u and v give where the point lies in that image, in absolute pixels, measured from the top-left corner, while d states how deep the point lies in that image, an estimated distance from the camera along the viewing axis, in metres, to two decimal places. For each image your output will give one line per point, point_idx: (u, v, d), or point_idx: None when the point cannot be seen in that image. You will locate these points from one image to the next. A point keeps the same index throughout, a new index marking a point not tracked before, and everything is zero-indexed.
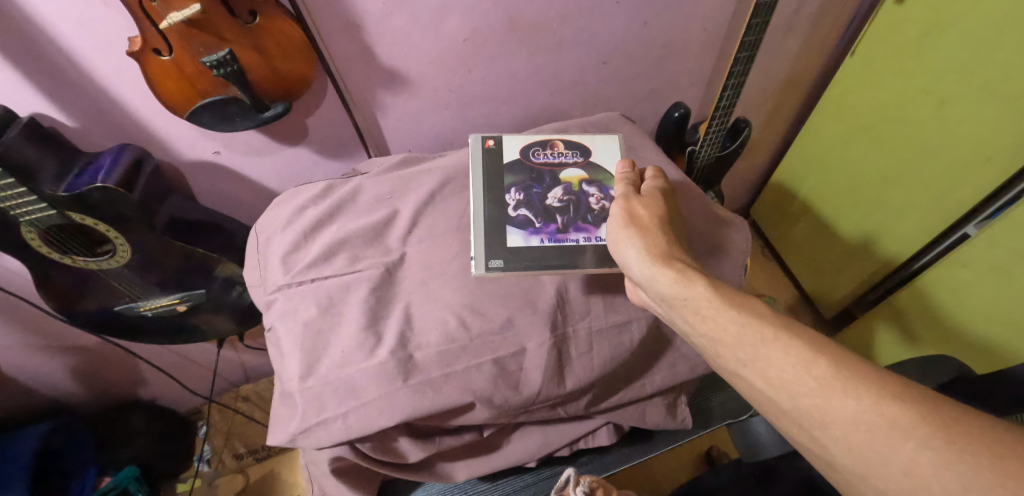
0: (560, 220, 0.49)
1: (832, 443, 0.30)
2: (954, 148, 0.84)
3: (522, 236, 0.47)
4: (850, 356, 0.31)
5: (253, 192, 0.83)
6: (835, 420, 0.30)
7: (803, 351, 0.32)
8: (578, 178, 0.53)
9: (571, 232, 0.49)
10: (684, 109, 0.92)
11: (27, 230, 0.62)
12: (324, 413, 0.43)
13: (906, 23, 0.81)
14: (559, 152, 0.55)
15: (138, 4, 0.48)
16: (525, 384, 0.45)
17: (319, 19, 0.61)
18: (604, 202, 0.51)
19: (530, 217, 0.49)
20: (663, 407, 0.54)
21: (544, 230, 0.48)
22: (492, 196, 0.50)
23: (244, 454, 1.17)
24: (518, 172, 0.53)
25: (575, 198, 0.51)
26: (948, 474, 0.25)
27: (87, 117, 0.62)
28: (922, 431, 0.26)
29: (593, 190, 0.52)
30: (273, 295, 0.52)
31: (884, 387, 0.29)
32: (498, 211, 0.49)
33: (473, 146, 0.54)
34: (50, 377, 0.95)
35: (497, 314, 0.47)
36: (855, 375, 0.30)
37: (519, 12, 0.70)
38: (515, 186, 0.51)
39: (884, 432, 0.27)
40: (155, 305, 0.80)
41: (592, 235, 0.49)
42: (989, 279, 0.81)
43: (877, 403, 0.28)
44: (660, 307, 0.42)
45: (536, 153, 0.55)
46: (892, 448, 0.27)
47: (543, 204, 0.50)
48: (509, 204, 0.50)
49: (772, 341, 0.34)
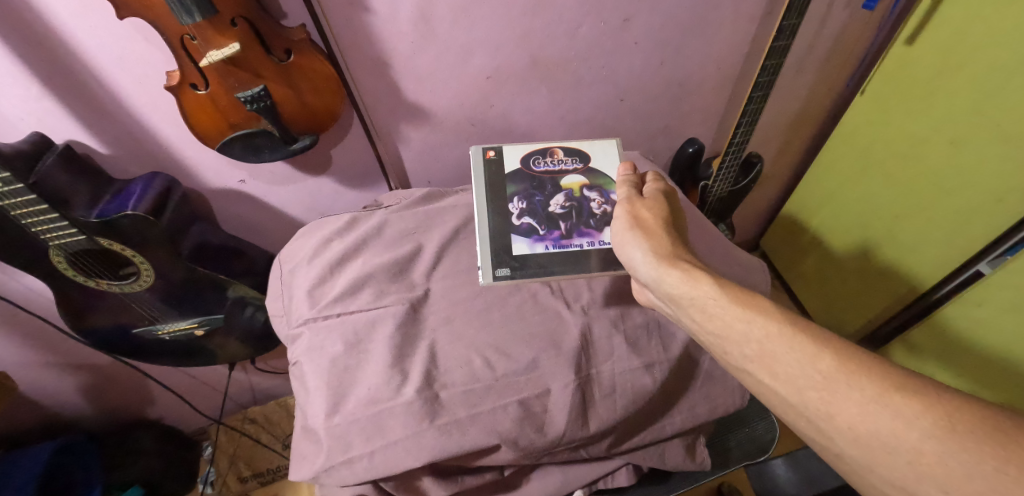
0: (563, 225, 0.52)
1: (839, 435, 0.31)
2: (964, 186, 0.85)
3: (527, 244, 0.50)
4: (853, 348, 0.32)
5: (274, 218, 0.85)
6: (840, 413, 0.31)
7: (807, 346, 0.33)
8: (578, 184, 0.56)
9: (574, 237, 0.52)
10: (699, 145, 0.94)
11: (55, 254, 0.63)
12: (350, 451, 0.43)
13: (916, 63, 0.84)
14: (559, 160, 0.57)
15: (181, 42, 0.50)
16: (551, 426, 0.45)
17: (350, 57, 0.64)
18: (605, 206, 0.54)
19: (534, 225, 0.52)
20: (683, 448, 0.53)
21: (548, 236, 0.52)
22: (496, 205, 0.53)
23: (248, 478, 1.17)
24: (520, 182, 0.55)
25: (577, 204, 0.54)
26: (951, 462, 0.26)
27: (122, 147, 0.65)
28: (925, 420, 0.28)
29: (594, 195, 0.55)
30: (299, 329, 0.53)
31: (886, 378, 0.30)
32: (499, 223, 0.52)
33: (474, 158, 0.57)
34: (62, 395, 0.95)
35: (522, 354, 0.48)
36: (857, 367, 0.31)
37: (541, 52, 0.73)
38: (519, 196, 0.54)
39: (889, 423, 0.29)
40: (173, 328, 0.81)
41: (596, 239, 0.52)
42: (1005, 316, 0.80)
43: (881, 394, 0.29)
44: (667, 306, 0.43)
45: (536, 163, 0.57)
46: (897, 438, 0.28)
47: (546, 211, 0.53)
48: (513, 213, 0.53)
49: (777, 337, 0.35)
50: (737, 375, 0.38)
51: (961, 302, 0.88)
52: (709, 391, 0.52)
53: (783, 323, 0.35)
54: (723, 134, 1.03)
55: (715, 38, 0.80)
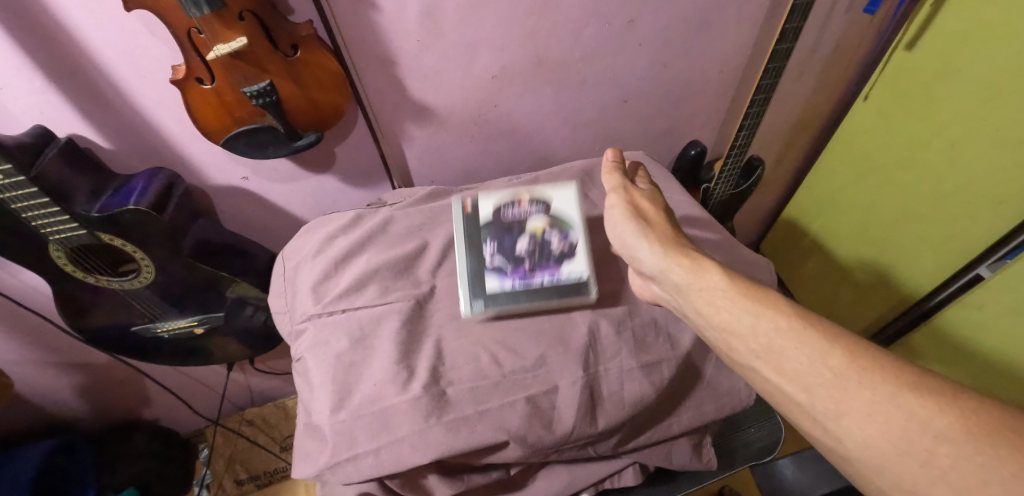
0: (528, 262, 0.53)
1: (847, 437, 0.31)
2: (963, 190, 0.86)
3: (494, 283, 0.51)
4: (868, 347, 0.33)
5: (275, 217, 0.84)
6: (850, 412, 0.31)
7: (816, 341, 0.34)
8: (541, 225, 0.55)
9: (537, 273, 0.52)
10: (701, 147, 0.95)
11: (55, 249, 0.62)
12: (355, 448, 0.42)
13: (917, 68, 0.85)
14: (525, 205, 0.56)
15: (187, 35, 0.50)
16: (559, 423, 0.44)
17: (356, 53, 0.64)
18: (564, 245, 0.53)
19: (499, 264, 0.52)
20: (690, 448, 0.52)
21: (515, 270, 0.52)
22: (467, 248, 0.54)
23: (246, 481, 1.16)
24: (493, 226, 0.55)
25: (538, 244, 0.54)
26: (969, 466, 0.26)
27: (124, 142, 0.64)
28: (939, 423, 0.28)
29: (554, 236, 0.54)
30: (302, 325, 0.52)
31: (899, 378, 0.31)
32: (468, 265, 0.53)
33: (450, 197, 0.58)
34: (57, 394, 0.94)
35: (530, 351, 0.47)
36: (869, 365, 0.32)
37: (547, 52, 0.73)
38: (492, 239, 0.54)
39: (903, 424, 0.29)
40: (172, 326, 0.80)
41: (557, 275, 0.52)
42: (1006, 320, 0.80)
43: (894, 393, 0.30)
44: (673, 300, 0.45)
45: (507, 209, 0.56)
46: (911, 440, 0.28)
47: (514, 249, 0.53)
48: (485, 255, 0.53)
49: (786, 331, 0.36)
50: (742, 371, 0.38)
51: (960, 305, 0.88)
52: (716, 389, 0.51)
53: (793, 319, 0.36)
54: (725, 137, 1.04)
55: (719, 42, 0.81)
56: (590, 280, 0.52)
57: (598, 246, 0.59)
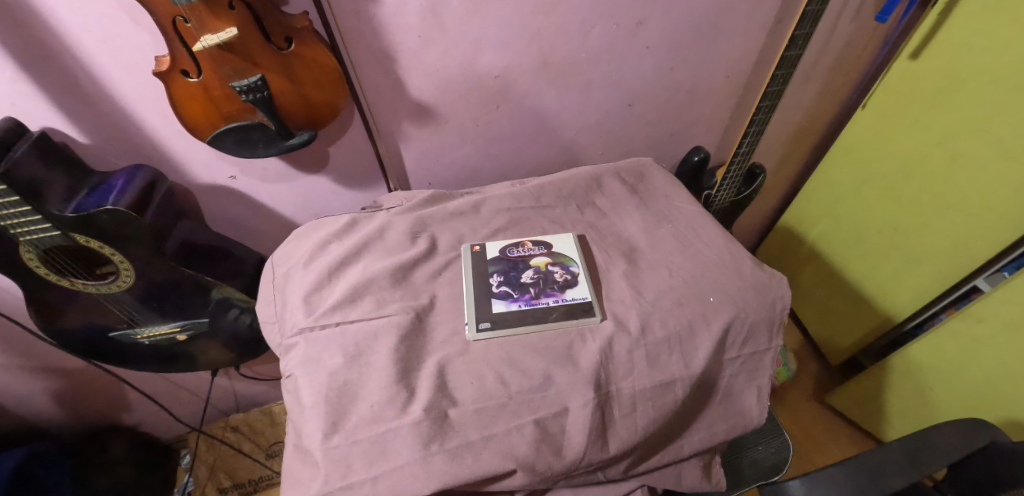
0: (532, 290, 0.53)
1: None
2: (966, 202, 0.84)
3: (501, 305, 0.51)
4: None
5: (265, 218, 0.80)
6: None
7: None
8: (543, 260, 0.56)
9: (542, 298, 0.52)
10: (704, 154, 0.90)
11: (25, 250, 0.58)
12: (350, 477, 0.38)
13: (920, 79, 0.84)
14: (528, 246, 0.58)
15: (172, 25, 0.46)
16: (569, 448, 0.41)
17: (354, 49, 0.61)
18: (567, 275, 0.53)
19: (506, 290, 0.52)
20: (700, 469, 0.50)
21: (520, 296, 0.52)
22: (474, 276, 0.53)
23: (229, 488, 1.12)
24: (497, 259, 0.56)
25: (542, 275, 0.54)
26: None
27: (102, 135, 0.60)
28: None
29: (557, 268, 0.55)
30: (293, 339, 0.48)
31: None
32: (477, 288, 0.52)
33: (459, 230, 0.59)
34: (30, 400, 0.89)
35: (537, 369, 0.45)
36: None
37: (553, 52, 0.71)
38: (497, 271, 0.55)
39: None
40: (153, 333, 0.75)
41: (561, 299, 0.51)
42: (1007, 334, 0.79)
43: None
44: None
45: (511, 248, 0.58)
46: None
47: (519, 280, 0.54)
48: (491, 282, 0.53)
49: None
50: None
51: (959, 318, 0.86)
52: (728, 408, 0.49)
53: None
54: (727, 143, 1.03)
55: (726, 47, 0.80)
56: (596, 302, 0.51)
57: (607, 257, 0.57)
